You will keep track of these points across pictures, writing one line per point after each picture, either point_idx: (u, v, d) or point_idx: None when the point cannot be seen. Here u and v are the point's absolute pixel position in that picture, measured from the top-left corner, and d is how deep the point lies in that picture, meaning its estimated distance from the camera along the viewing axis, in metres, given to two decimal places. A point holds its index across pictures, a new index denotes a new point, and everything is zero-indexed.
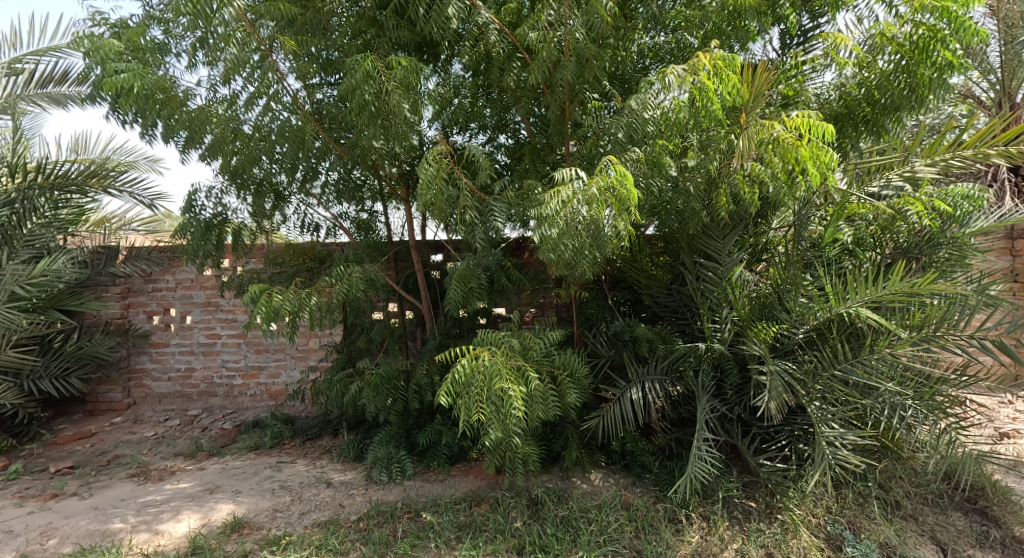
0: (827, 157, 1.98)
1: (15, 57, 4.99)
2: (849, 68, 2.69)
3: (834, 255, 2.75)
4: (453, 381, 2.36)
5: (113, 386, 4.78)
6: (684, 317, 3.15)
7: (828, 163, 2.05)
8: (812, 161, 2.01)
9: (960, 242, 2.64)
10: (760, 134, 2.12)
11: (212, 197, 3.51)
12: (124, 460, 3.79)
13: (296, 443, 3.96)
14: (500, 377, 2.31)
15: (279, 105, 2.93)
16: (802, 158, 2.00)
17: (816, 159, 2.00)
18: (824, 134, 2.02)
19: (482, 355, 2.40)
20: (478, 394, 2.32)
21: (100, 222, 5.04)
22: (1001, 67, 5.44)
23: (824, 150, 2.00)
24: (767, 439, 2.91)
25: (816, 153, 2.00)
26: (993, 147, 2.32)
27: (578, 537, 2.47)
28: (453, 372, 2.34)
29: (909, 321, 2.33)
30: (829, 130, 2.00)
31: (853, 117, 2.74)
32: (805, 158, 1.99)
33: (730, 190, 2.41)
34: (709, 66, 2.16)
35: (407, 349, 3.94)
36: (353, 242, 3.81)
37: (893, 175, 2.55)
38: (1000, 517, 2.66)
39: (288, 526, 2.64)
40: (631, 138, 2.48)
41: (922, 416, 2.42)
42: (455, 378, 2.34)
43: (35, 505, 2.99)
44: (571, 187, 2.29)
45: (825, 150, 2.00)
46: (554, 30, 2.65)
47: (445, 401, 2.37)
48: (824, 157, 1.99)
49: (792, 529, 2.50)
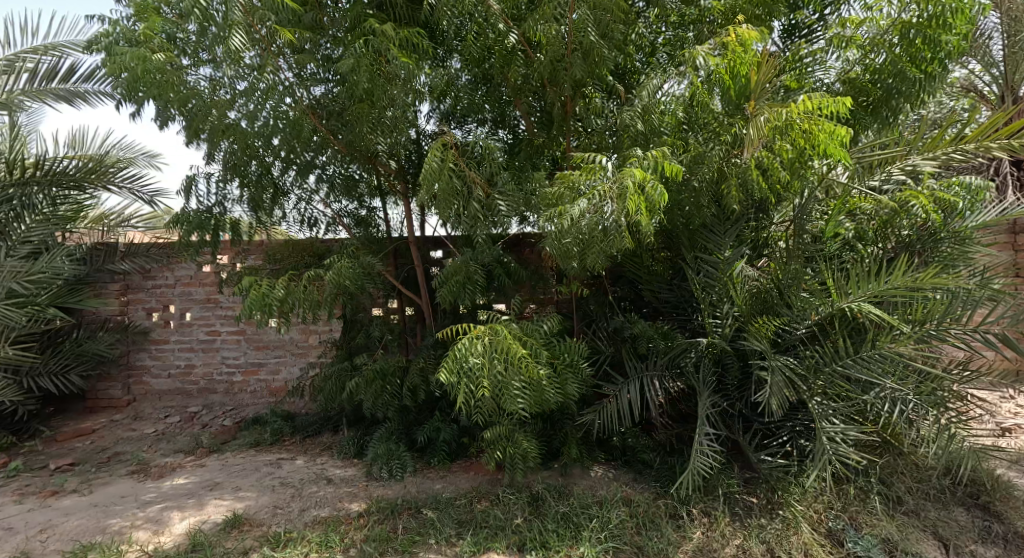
0: (845, 134, 1.97)
1: (13, 54, 4.95)
2: (850, 48, 2.62)
3: (835, 249, 2.72)
4: (454, 360, 2.35)
5: (113, 383, 4.78)
6: (684, 313, 3.15)
7: (841, 139, 2.01)
8: (828, 140, 2.01)
9: (962, 236, 2.61)
10: (770, 122, 2.05)
11: (210, 185, 3.50)
12: (125, 457, 3.79)
13: (296, 439, 3.95)
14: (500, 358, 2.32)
15: (280, 97, 2.88)
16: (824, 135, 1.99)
17: (832, 136, 2.00)
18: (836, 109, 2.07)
19: (481, 335, 2.39)
20: (480, 374, 2.33)
21: (95, 221, 4.88)
22: (1004, 61, 5.39)
23: (842, 127, 2.00)
24: (768, 435, 2.92)
25: (832, 132, 2.00)
26: (995, 141, 2.26)
27: (579, 534, 2.45)
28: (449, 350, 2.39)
29: (911, 316, 2.31)
30: (842, 105, 2.07)
31: (858, 100, 2.66)
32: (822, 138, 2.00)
33: (736, 182, 2.33)
34: (740, 55, 2.17)
35: (408, 345, 3.87)
36: (352, 237, 3.80)
37: (895, 169, 2.54)
38: (1002, 512, 2.64)
39: (288, 523, 2.63)
40: (642, 134, 2.56)
41: (923, 410, 2.41)
42: (454, 355, 2.34)
43: (36, 502, 2.99)
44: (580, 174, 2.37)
45: (843, 129, 2.00)
46: (558, 20, 2.58)
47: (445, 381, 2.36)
48: (840, 134, 1.97)
49: (793, 525, 2.47)
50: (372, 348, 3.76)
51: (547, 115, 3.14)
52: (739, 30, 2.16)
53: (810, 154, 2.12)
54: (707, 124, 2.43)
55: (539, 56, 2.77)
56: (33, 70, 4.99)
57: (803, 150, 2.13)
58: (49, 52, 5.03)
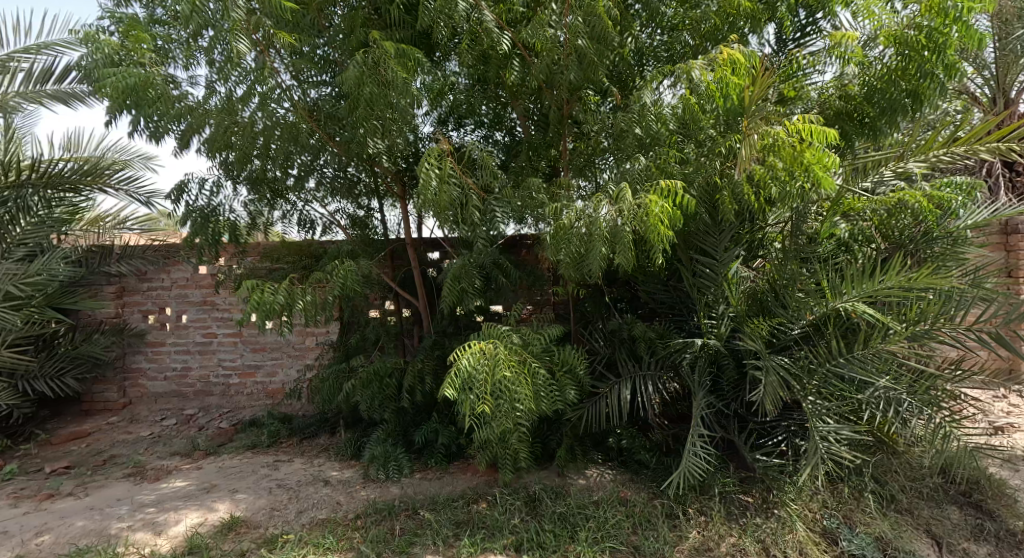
0: (831, 162, 2.02)
1: (7, 55, 4.94)
2: (849, 65, 2.66)
3: (831, 251, 2.69)
4: (457, 374, 2.32)
5: (109, 385, 4.75)
6: (680, 313, 3.17)
7: (824, 168, 2.05)
8: (815, 166, 2.03)
9: (955, 236, 2.62)
10: (761, 140, 2.18)
11: (206, 189, 3.51)
12: (121, 460, 3.78)
13: (293, 441, 3.95)
14: (503, 370, 2.34)
15: (277, 105, 2.92)
16: (806, 164, 2.03)
17: (818, 164, 2.02)
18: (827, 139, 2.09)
19: (486, 348, 2.41)
20: (480, 390, 2.31)
21: (93, 222, 4.77)
22: (996, 63, 5.45)
23: (829, 154, 2.03)
24: (764, 434, 2.94)
25: (819, 159, 2.03)
26: (986, 144, 2.41)
27: (576, 533, 2.47)
28: (455, 363, 2.33)
29: (904, 315, 2.35)
30: (831, 135, 2.04)
31: (853, 116, 2.71)
32: (806, 163, 2.04)
33: (731, 193, 2.43)
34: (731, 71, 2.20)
35: (405, 347, 3.88)
36: (349, 238, 3.81)
37: (888, 171, 2.62)
38: (994, 510, 2.67)
39: (285, 525, 2.64)
40: (642, 142, 2.60)
41: (917, 410, 2.40)
42: (458, 371, 2.32)
43: (31, 506, 2.97)
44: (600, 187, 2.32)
45: (830, 157, 2.04)
46: (554, 26, 2.60)
47: (452, 396, 2.30)
48: (826, 162, 2.01)
49: (789, 524, 2.49)
50: (369, 350, 3.77)
51: (544, 116, 3.18)
52: (731, 53, 2.21)
53: (800, 176, 2.13)
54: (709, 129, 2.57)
55: (535, 60, 2.77)
56: (28, 72, 4.98)
57: (795, 172, 2.13)
58: (42, 54, 5.02)
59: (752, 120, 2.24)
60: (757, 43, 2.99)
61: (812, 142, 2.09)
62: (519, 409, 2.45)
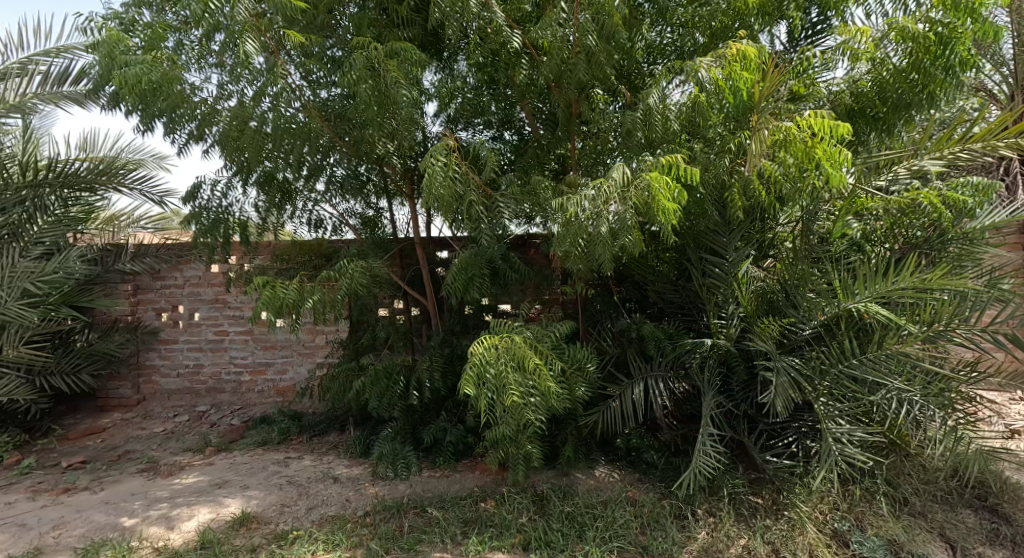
0: (843, 158, 1.97)
1: (26, 57, 5.03)
2: (860, 62, 2.62)
3: (843, 250, 2.67)
4: (473, 368, 2.33)
5: (123, 382, 4.83)
6: (689, 313, 3.15)
7: (840, 163, 2.01)
8: (826, 162, 2.00)
9: (970, 236, 2.58)
10: (772, 136, 2.14)
11: (218, 190, 3.56)
12: (135, 455, 3.84)
13: (303, 438, 3.99)
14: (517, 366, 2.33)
15: (288, 105, 2.97)
16: (819, 159, 2.00)
17: (830, 160, 1.99)
18: (840, 134, 1.98)
19: (498, 343, 2.38)
20: (492, 385, 2.33)
21: (107, 221, 4.86)
22: (1014, 60, 5.34)
23: (840, 150, 1.99)
24: (774, 435, 2.91)
25: (831, 154, 2.00)
26: (1002, 140, 2.33)
27: (584, 533, 2.47)
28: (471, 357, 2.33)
29: (919, 317, 2.31)
30: (843, 130, 1.94)
31: (864, 112, 2.69)
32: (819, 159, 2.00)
33: (741, 191, 2.41)
34: (739, 68, 2.19)
35: (413, 345, 3.90)
36: (359, 239, 3.86)
37: (902, 169, 2.57)
38: (1011, 514, 2.65)
39: (295, 521, 2.66)
40: (649, 141, 2.61)
41: (931, 412, 2.36)
42: (472, 366, 2.34)
43: (48, 500, 3.03)
44: (608, 183, 2.30)
45: (841, 151, 2.00)
46: (562, 24, 2.59)
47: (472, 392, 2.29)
48: (838, 156, 1.98)
49: (798, 526, 2.47)
50: (378, 349, 3.79)
51: (552, 115, 3.19)
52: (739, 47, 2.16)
53: (808, 175, 2.14)
54: (717, 127, 2.55)
55: (544, 58, 2.75)
56: (45, 74, 5.07)
57: (806, 169, 2.11)
58: (59, 56, 5.10)
59: (760, 115, 2.22)
60: (768, 39, 2.97)
61: (824, 138, 2.04)
62: (528, 407, 2.44)
